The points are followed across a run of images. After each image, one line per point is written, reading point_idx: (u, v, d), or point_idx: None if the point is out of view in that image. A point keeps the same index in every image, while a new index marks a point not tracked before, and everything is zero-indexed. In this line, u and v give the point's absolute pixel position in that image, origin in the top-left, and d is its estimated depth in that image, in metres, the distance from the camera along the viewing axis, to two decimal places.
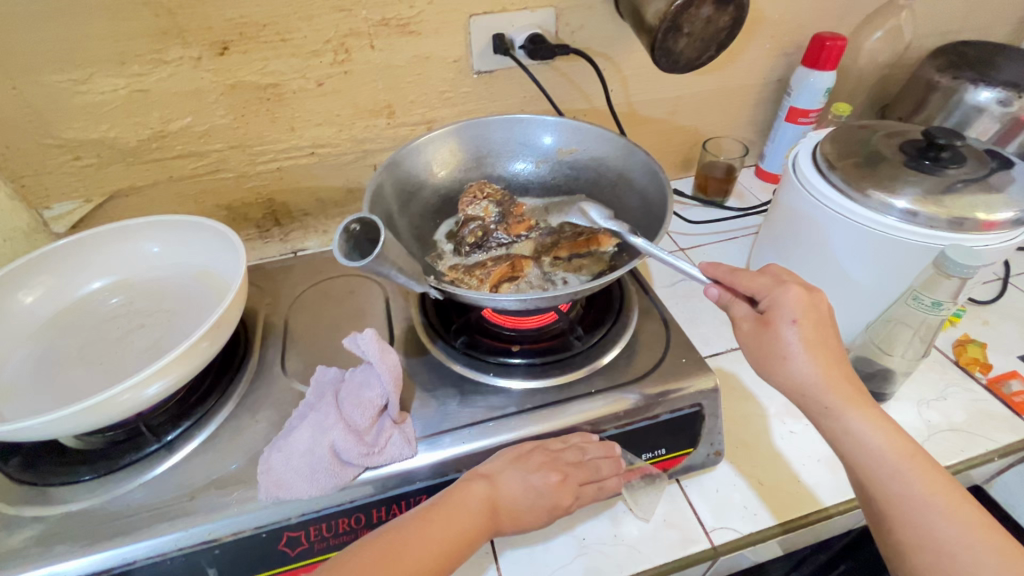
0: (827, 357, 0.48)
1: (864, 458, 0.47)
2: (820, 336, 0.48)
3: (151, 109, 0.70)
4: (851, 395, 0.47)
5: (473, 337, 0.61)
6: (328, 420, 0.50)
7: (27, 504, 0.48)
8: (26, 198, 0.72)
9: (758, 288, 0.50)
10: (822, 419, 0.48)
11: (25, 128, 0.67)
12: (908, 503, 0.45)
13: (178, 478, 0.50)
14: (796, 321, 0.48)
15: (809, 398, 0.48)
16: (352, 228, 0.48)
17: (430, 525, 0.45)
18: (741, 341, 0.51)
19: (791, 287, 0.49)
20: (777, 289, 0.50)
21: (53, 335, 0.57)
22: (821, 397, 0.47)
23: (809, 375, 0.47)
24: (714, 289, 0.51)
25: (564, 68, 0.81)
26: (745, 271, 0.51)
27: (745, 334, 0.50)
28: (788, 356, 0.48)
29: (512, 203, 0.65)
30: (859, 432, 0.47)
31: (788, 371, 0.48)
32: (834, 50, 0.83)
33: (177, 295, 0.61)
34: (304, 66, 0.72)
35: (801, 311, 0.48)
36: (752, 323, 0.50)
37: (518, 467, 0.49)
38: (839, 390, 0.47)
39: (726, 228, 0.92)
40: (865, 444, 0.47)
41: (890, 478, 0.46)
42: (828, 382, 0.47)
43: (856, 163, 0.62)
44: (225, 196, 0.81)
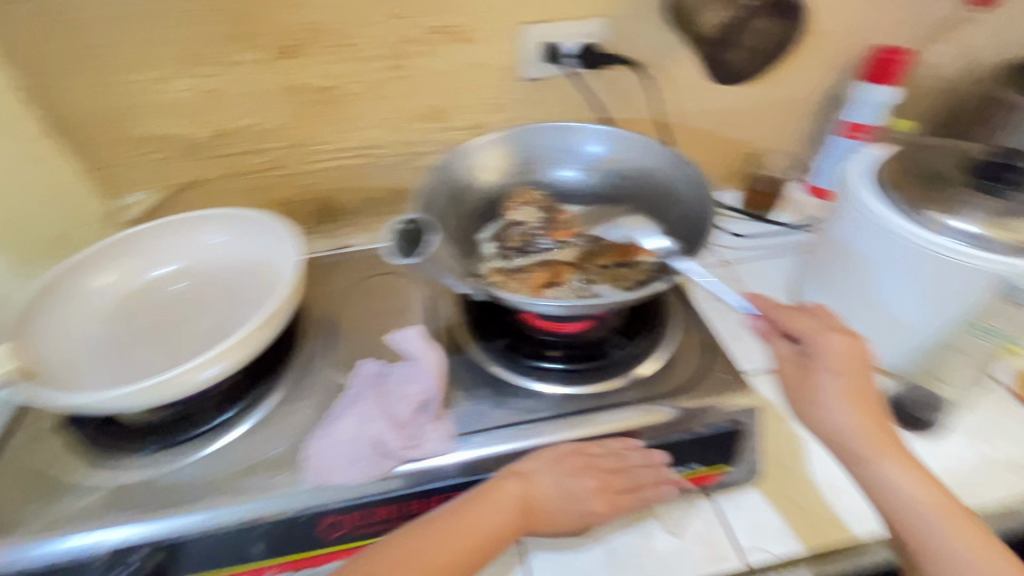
0: (861, 405, 0.47)
1: (899, 508, 0.45)
2: (858, 387, 0.47)
3: (219, 108, 0.75)
4: (882, 441, 0.46)
5: (511, 340, 0.61)
6: (374, 410, 0.53)
7: (96, 470, 0.53)
8: (104, 188, 0.78)
9: (802, 329, 0.50)
10: (854, 468, 0.47)
11: (107, 122, 0.73)
12: (947, 559, 0.43)
13: (230, 457, 0.53)
14: (835, 372, 0.48)
15: (840, 444, 0.47)
16: None
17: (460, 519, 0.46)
18: (780, 378, 0.52)
19: (835, 334, 0.49)
20: (820, 334, 0.50)
21: (123, 316, 0.61)
22: (850, 443, 0.46)
23: (840, 422, 0.47)
24: (756, 323, 0.54)
25: (612, 77, 0.82)
26: (789, 310, 0.52)
27: (783, 372, 0.51)
28: (821, 404, 0.48)
29: (556, 209, 0.68)
30: (895, 482, 0.45)
31: (821, 419, 0.48)
32: (894, 65, 0.82)
33: (234, 284, 0.64)
34: (361, 70, 0.75)
35: (841, 362, 0.48)
36: (791, 363, 0.51)
37: (552, 467, 0.50)
38: (874, 439, 0.46)
39: (773, 243, 0.90)
40: (896, 493, 0.45)
41: (929, 533, 0.44)
42: (860, 429, 0.46)
43: (915, 182, 0.59)
44: (280, 192, 0.85)
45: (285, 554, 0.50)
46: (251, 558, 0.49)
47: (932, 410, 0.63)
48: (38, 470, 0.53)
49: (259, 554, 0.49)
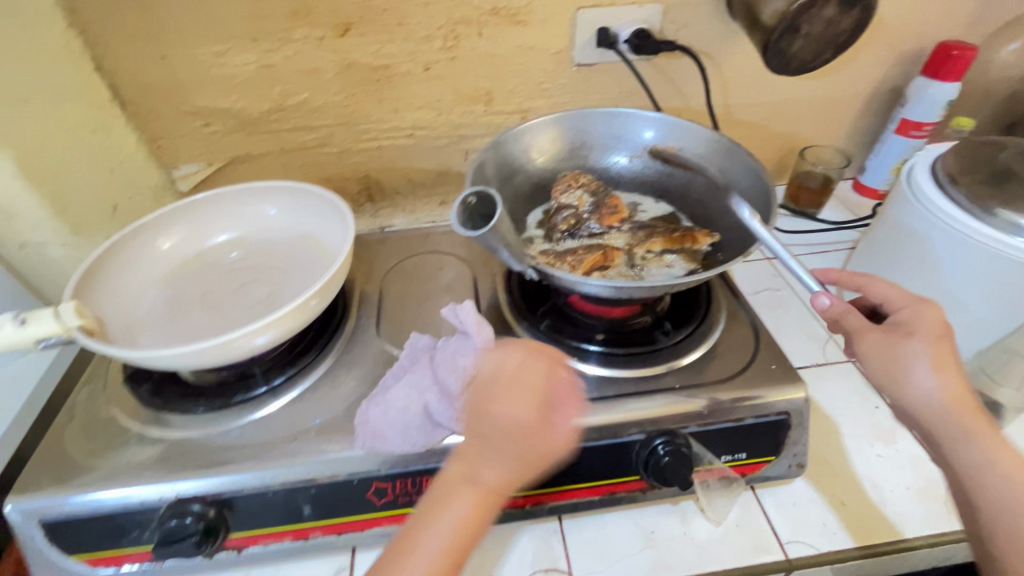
0: (959, 380, 0.46)
1: (988, 485, 0.44)
2: (954, 360, 0.46)
3: (275, 84, 0.76)
4: (978, 419, 0.45)
5: (557, 321, 0.62)
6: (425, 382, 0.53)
7: (153, 426, 0.54)
8: (160, 158, 0.80)
9: (892, 300, 0.50)
10: (946, 441, 0.45)
11: (168, 94, 0.75)
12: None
13: (281, 420, 0.54)
14: (934, 339, 0.46)
15: (935, 415, 0.45)
16: (468, 201, 0.54)
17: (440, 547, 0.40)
18: (861, 351, 0.48)
19: (928, 306, 0.49)
20: (910, 307, 0.49)
21: (181, 280, 0.63)
22: (950, 413, 0.45)
23: (939, 391, 0.45)
24: (825, 298, 0.50)
25: (664, 65, 0.81)
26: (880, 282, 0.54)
27: (868, 343, 0.48)
28: (918, 370, 0.46)
29: (606, 195, 0.66)
30: (986, 458, 0.44)
31: (915, 386, 0.46)
32: (961, 61, 0.78)
33: (287, 255, 0.66)
34: (415, 50, 0.75)
35: (938, 329, 0.47)
36: (876, 333, 0.48)
37: (498, 441, 0.41)
38: (970, 413, 0.45)
39: (818, 241, 0.88)
40: (995, 470, 0.44)
41: (1017, 512, 0.42)
42: (958, 401, 0.45)
43: (982, 180, 0.58)
44: (328, 170, 0.86)
45: (334, 516, 0.51)
46: (302, 519, 0.51)
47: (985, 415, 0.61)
48: (101, 423, 0.55)
49: (309, 515, 0.51)
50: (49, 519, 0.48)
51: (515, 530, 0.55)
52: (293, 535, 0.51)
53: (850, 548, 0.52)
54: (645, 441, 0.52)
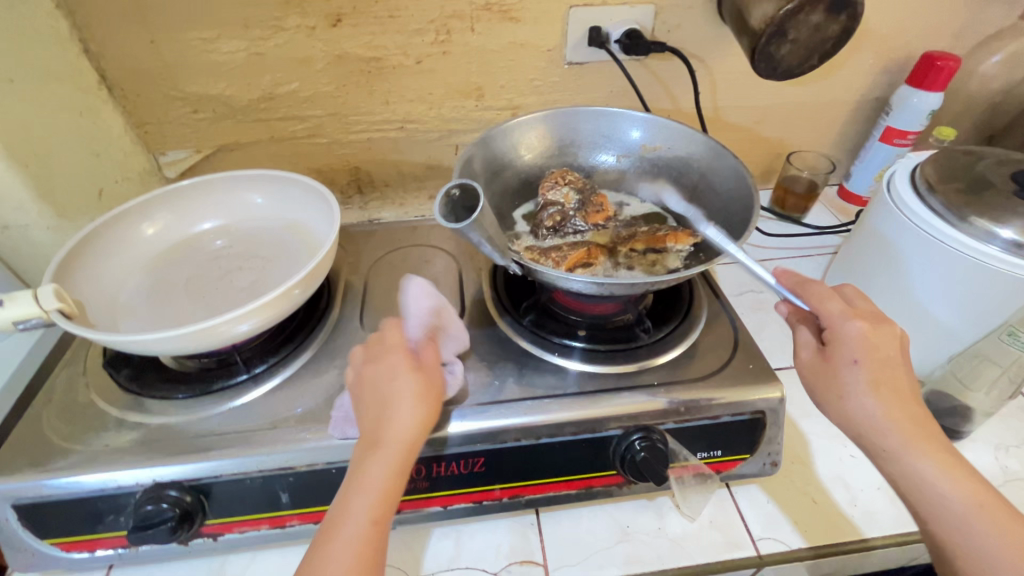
0: (889, 400, 0.47)
1: (927, 502, 0.45)
2: (883, 377, 0.48)
3: (264, 72, 0.76)
4: (914, 435, 0.46)
5: (540, 317, 0.62)
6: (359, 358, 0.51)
7: (131, 411, 0.54)
8: (147, 144, 0.80)
9: (825, 315, 0.51)
10: (882, 463, 0.47)
11: (156, 79, 0.74)
12: (977, 553, 0.42)
13: (262, 408, 0.54)
14: (857, 362, 0.48)
15: (868, 439, 0.47)
16: (452, 194, 0.54)
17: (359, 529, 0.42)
18: (802, 372, 0.52)
19: (857, 321, 0.49)
20: (842, 321, 0.50)
21: (164, 266, 0.63)
22: (879, 437, 0.46)
23: (869, 415, 0.47)
24: (784, 306, 0.54)
25: (655, 66, 0.81)
26: (818, 289, 0.52)
27: (806, 364, 0.51)
28: (847, 395, 0.48)
29: (592, 192, 0.66)
30: (923, 476, 0.45)
31: (845, 411, 0.48)
32: (945, 71, 0.79)
33: (271, 244, 0.66)
34: (407, 43, 0.75)
35: (864, 351, 0.48)
36: (813, 352, 0.51)
37: (392, 399, 0.47)
38: (900, 433, 0.46)
39: (802, 245, 0.89)
40: (931, 487, 0.45)
41: (958, 527, 0.43)
42: (889, 421, 0.46)
43: (960, 188, 0.59)
44: (317, 160, 0.86)
45: (312, 505, 0.51)
46: (280, 506, 0.51)
47: (956, 418, 0.62)
48: (79, 407, 0.55)
49: (286, 503, 0.51)
50: (25, 502, 0.48)
51: (493, 522, 0.56)
52: (270, 522, 0.51)
53: (820, 544, 0.54)
54: (623, 436, 0.53)
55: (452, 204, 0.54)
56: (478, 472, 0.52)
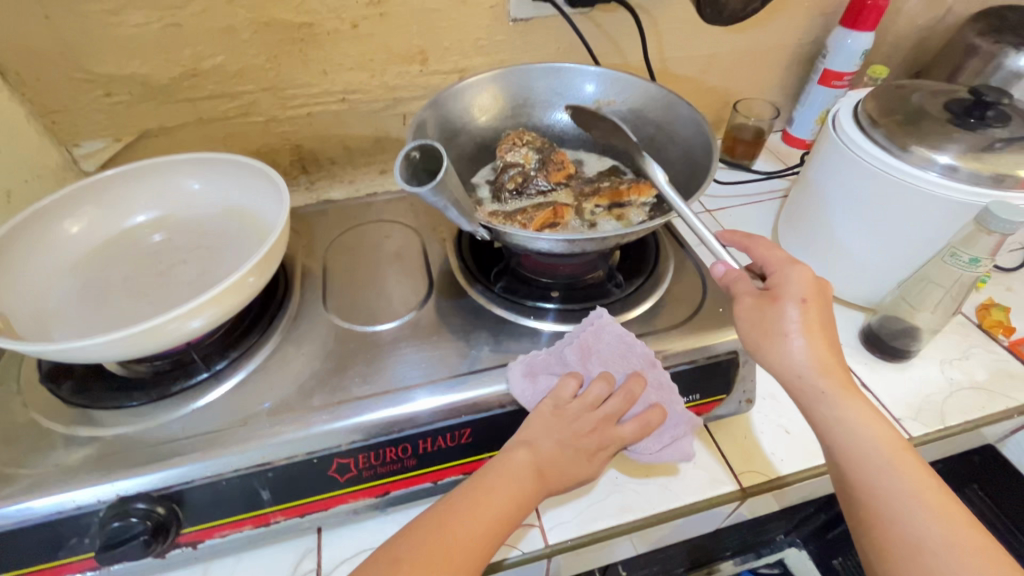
0: (824, 344, 0.48)
1: (851, 442, 0.47)
2: (821, 322, 0.49)
3: (183, 45, 0.69)
4: (843, 381, 0.48)
5: (512, 282, 0.62)
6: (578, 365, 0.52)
7: (80, 426, 0.50)
8: (56, 135, 0.72)
9: (773, 263, 0.53)
10: (814, 406, 0.48)
11: (57, 61, 0.66)
12: (892, 492, 0.45)
13: (228, 406, 0.51)
14: (803, 301, 0.49)
15: (803, 381, 0.48)
16: (412, 155, 0.51)
17: (438, 541, 0.42)
18: (739, 317, 0.50)
19: (802, 267, 0.51)
20: (789, 267, 0.51)
21: (96, 267, 0.57)
22: (813, 379, 0.48)
23: (803, 357, 0.48)
24: (720, 266, 0.52)
25: (601, 19, 0.80)
26: (764, 243, 0.54)
27: (745, 308, 0.50)
28: (789, 334, 0.48)
29: (552, 150, 0.65)
30: (849, 420, 0.47)
31: (785, 351, 0.48)
32: (874, 12, 0.82)
33: (216, 233, 0.61)
34: (340, 6, 0.70)
35: (807, 292, 0.49)
36: (755, 298, 0.50)
37: (574, 449, 0.48)
38: (833, 376, 0.48)
39: (753, 191, 0.92)
40: (852, 433, 0.47)
41: (878, 467, 0.46)
42: (820, 365, 0.48)
43: (898, 120, 0.61)
44: (254, 141, 0.80)
45: (295, 499, 0.49)
46: (261, 505, 0.48)
47: (907, 339, 0.66)
48: (19, 428, 0.50)
49: (267, 500, 0.48)
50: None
51: None
52: (253, 522, 0.49)
53: (796, 470, 0.57)
54: None
55: (414, 167, 0.52)
56: (466, 443, 0.51)
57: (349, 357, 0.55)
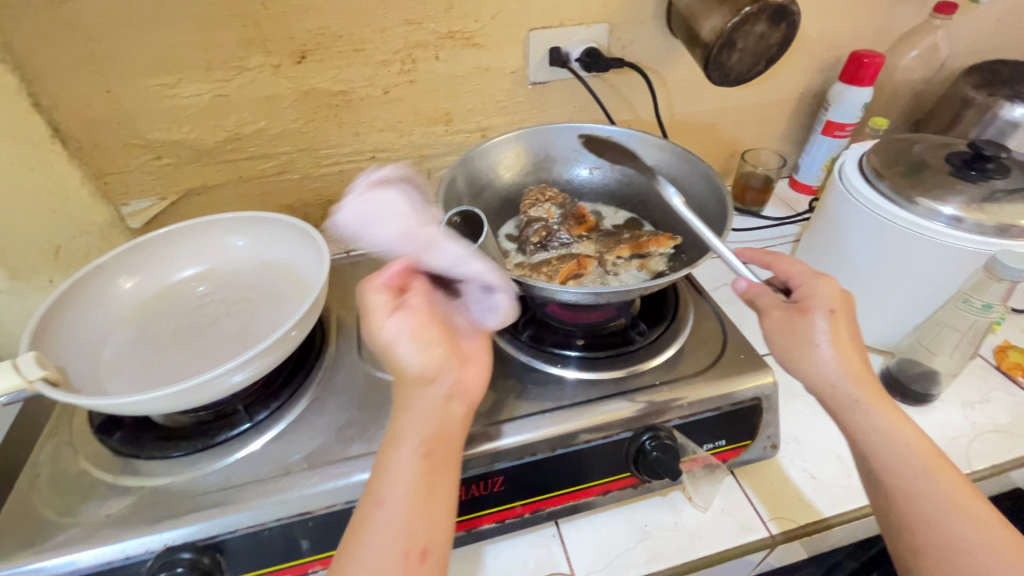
0: (853, 354, 0.49)
1: (883, 448, 0.48)
2: (849, 331, 0.50)
3: (229, 113, 0.75)
4: (873, 390, 0.49)
5: (538, 331, 0.64)
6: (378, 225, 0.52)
7: (128, 476, 0.52)
8: (108, 195, 0.77)
9: (796, 276, 0.54)
10: (848, 414, 0.49)
11: (115, 129, 0.72)
12: (927, 497, 0.45)
13: (269, 455, 0.53)
14: (831, 312, 0.50)
15: (837, 390, 0.49)
16: (453, 221, 0.56)
17: (403, 559, 0.40)
18: (768, 328, 0.51)
19: (825, 279, 0.52)
20: (813, 280, 0.53)
21: (146, 320, 0.60)
22: (846, 388, 0.49)
23: (834, 366, 0.49)
24: (742, 281, 0.54)
25: (614, 80, 0.85)
26: (785, 258, 0.56)
27: (774, 321, 0.51)
28: (819, 344, 0.49)
29: (573, 205, 0.69)
30: (883, 427, 0.48)
31: (817, 361, 0.49)
32: (872, 68, 0.87)
33: (258, 286, 0.64)
34: (373, 75, 0.76)
35: (835, 303, 0.51)
36: (783, 310, 0.51)
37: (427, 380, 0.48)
38: (866, 386, 0.49)
39: (764, 236, 0.95)
40: (886, 438, 0.48)
41: (912, 473, 0.46)
42: (853, 374, 0.49)
43: (901, 172, 0.65)
44: (289, 196, 0.85)
45: (333, 547, 0.50)
46: (300, 554, 0.49)
47: (930, 383, 0.67)
48: (69, 478, 0.52)
49: (307, 549, 0.50)
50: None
51: (516, 539, 0.56)
52: (291, 571, 0.50)
53: (824, 517, 0.57)
54: (633, 437, 0.54)
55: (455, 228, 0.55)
56: (499, 491, 0.53)
57: (382, 406, 0.57)
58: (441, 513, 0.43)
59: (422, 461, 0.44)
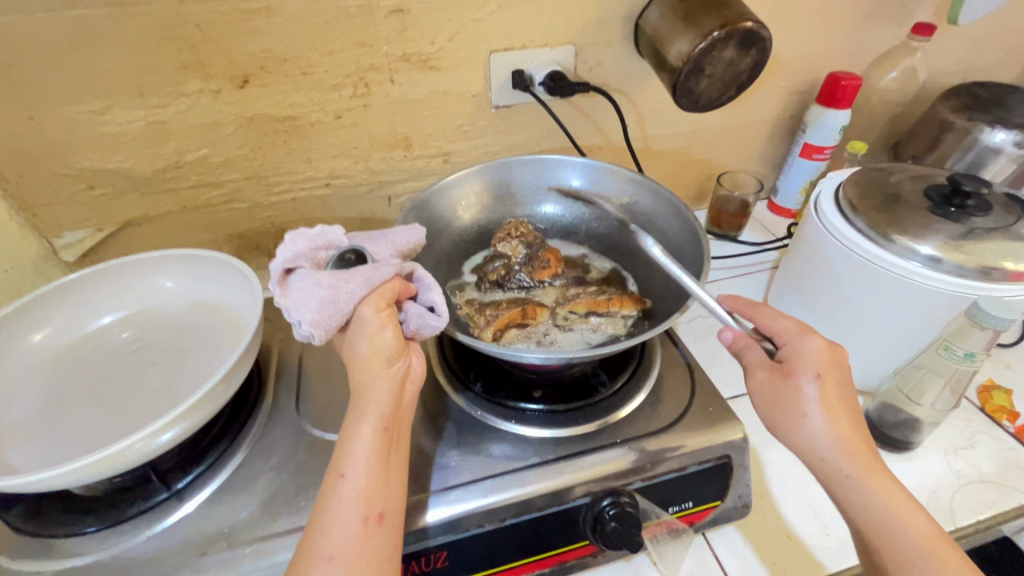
0: (845, 421, 0.45)
1: (879, 529, 0.43)
2: (841, 396, 0.46)
3: (168, 140, 0.70)
4: (870, 463, 0.44)
5: (492, 379, 0.59)
6: (314, 317, 0.42)
7: (28, 557, 0.46)
8: (38, 228, 0.72)
9: (781, 332, 0.50)
10: (840, 491, 0.45)
11: (41, 159, 0.67)
12: None
13: (189, 529, 0.48)
14: (819, 376, 0.46)
15: (828, 464, 0.45)
16: (348, 255, 0.48)
17: (363, 524, 0.40)
18: (754, 391, 0.48)
19: (813, 337, 0.48)
20: (800, 338, 0.49)
21: (60, 374, 0.55)
22: (837, 461, 0.44)
23: (825, 437, 0.45)
24: (727, 332, 0.51)
25: (582, 103, 0.81)
26: (771, 312, 0.52)
27: (758, 382, 0.48)
28: (806, 412, 0.45)
29: (542, 246, 0.63)
30: (878, 506, 0.43)
31: (805, 431, 0.45)
32: (849, 90, 0.83)
33: (189, 332, 0.59)
34: (324, 99, 0.72)
35: (823, 366, 0.47)
36: (768, 370, 0.48)
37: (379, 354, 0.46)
38: (859, 459, 0.44)
39: (741, 263, 0.91)
40: (882, 519, 0.43)
41: (913, 560, 0.41)
42: (846, 446, 0.44)
43: (877, 205, 0.61)
44: (239, 226, 0.80)
45: None
46: None
47: (911, 431, 0.63)
48: None
49: None
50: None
51: None
52: None
53: None
54: (592, 503, 0.50)
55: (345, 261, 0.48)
56: (443, 566, 0.48)
57: (318, 468, 0.52)
58: (398, 482, 0.43)
59: (383, 434, 0.43)
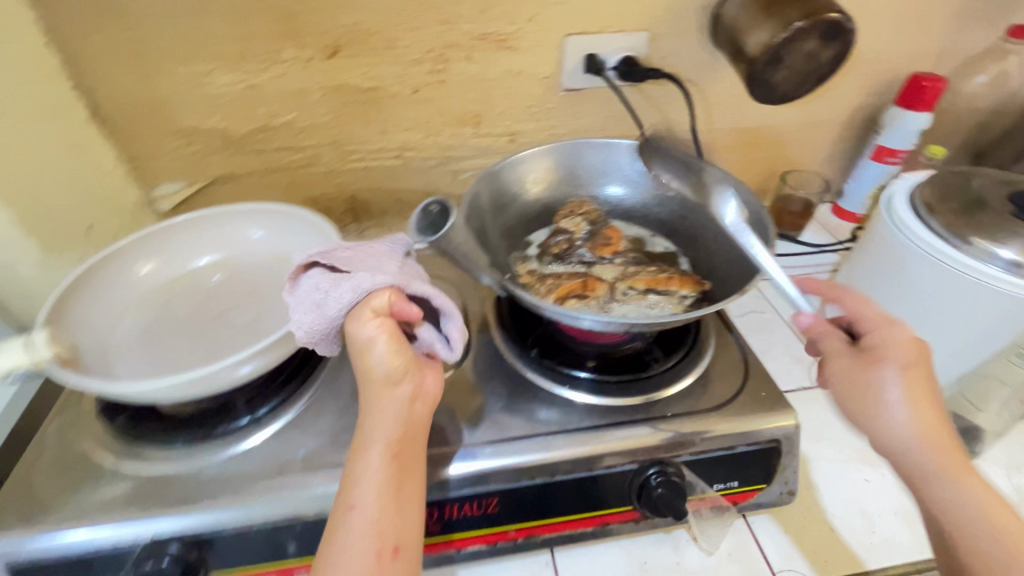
0: (934, 412, 0.45)
1: (966, 525, 0.42)
2: (928, 387, 0.46)
3: (260, 104, 0.75)
4: (959, 457, 0.43)
5: (548, 348, 0.61)
6: (302, 319, 0.47)
7: (127, 461, 0.52)
8: (140, 178, 0.79)
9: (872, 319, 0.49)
10: (923, 483, 0.43)
11: (150, 114, 0.73)
12: None
13: (265, 453, 0.52)
14: (906, 365, 0.46)
15: (911, 454, 0.44)
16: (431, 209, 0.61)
17: (375, 558, 0.40)
18: (833, 378, 0.48)
19: (902, 328, 0.48)
20: (888, 327, 0.49)
21: (159, 306, 0.61)
22: (922, 451, 0.43)
23: (912, 425, 0.44)
24: (805, 316, 0.50)
25: (651, 91, 0.82)
26: (858, 297, 0.52)
27: (839, 368, 0.48)
28: (892, 400, 0.45)
29: (605, 226, 0.67)
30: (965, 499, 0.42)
31: (888, 419, 0.45)
32: (933, 91, 0.81)
33: (272, 279, 0.64)
34: (404, 73, 0.75)
35: (909, 356, 0.46)
36: (847, 356, 0.48)
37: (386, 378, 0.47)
38: (947, 450, 0.43)
39: (800, 263, 0.90)
40: (970, 514, 0.42)
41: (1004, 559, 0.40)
42: (933, 435, 0.44)
43: (955, 208, 0.59)
44: (314, 190, 0.85)
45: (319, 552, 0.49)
46: (285, 556, 0.49)
47: (976, 441, 0.63)
48: (71, 458, 0.53)
49: (292, 553, 0.49)
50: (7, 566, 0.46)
51: (505, 564, 0.54)
52: (279, 572, 0.50)
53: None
54: (638, 471, 0.52)
55: (427, 216, 0.60)
56: (493, 513, 0.51)
57: None
58: (412, 510, 0.43)
59: (392, 461, 0.43)
